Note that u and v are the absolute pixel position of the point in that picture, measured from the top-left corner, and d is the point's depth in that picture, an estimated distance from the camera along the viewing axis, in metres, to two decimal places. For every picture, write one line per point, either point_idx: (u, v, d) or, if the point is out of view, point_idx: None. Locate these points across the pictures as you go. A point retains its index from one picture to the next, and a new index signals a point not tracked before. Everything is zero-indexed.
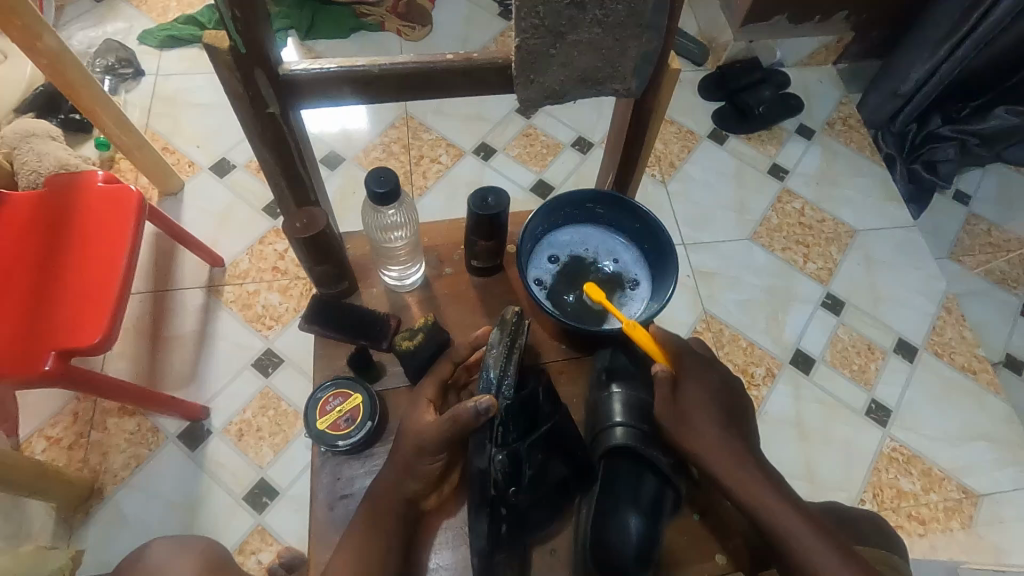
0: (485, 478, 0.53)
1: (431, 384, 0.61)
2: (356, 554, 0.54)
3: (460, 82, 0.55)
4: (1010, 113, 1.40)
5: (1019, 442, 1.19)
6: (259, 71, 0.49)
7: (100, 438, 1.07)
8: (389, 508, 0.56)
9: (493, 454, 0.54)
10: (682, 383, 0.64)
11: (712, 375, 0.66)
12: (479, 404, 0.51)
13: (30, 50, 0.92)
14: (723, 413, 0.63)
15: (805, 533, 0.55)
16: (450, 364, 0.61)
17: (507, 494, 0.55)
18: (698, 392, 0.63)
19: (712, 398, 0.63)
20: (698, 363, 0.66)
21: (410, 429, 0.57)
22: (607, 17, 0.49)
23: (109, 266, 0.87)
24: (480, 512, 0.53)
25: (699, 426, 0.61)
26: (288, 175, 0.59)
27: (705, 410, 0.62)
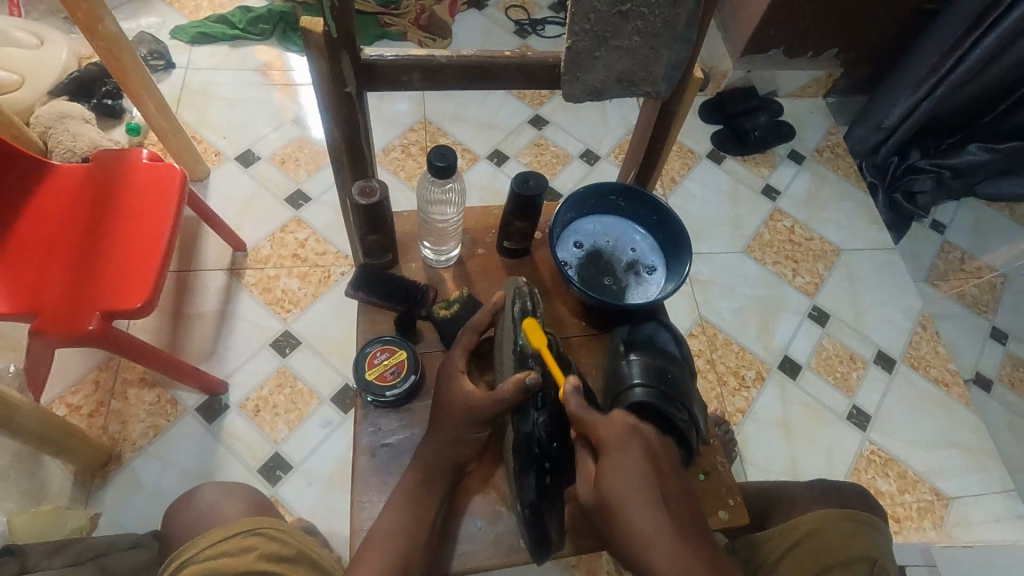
0: (531, 439, 0.64)
1: (461, 355, 0.67)
2: (405, 507, 0.62)
3: (514, 75, 0.64)
4: (982, 150, 1.54)
5: (986, 451, 1.28)
6: (344, 53, 0.57)
7: (120, 407, 1.11)
8: (439, 469, 0.63)
9: (535, 418, 0.65)
10: (602, 468, 0.59)
11: (634, 445, 0.60)
12: (528, 380, 0.60)
13: (91, 32, 1.00)
14: (650, 493, 0.58)
15: None
16: (476, 331, 0.69)
17: (549, 450, 0.66)
18: (618, 477, 0.58)
19: (636, 478, 0.58)
20: (618, 433, 0.61)
21: (457, 398, 0.64)
22: (645, 27, 0.59)
23: (153, 234, 0.93)
24: (528, 468, 0.63)
25: (625, 522, 0.57)
26: (351, 150, 0.67)
27: (630, 497, 0.57)
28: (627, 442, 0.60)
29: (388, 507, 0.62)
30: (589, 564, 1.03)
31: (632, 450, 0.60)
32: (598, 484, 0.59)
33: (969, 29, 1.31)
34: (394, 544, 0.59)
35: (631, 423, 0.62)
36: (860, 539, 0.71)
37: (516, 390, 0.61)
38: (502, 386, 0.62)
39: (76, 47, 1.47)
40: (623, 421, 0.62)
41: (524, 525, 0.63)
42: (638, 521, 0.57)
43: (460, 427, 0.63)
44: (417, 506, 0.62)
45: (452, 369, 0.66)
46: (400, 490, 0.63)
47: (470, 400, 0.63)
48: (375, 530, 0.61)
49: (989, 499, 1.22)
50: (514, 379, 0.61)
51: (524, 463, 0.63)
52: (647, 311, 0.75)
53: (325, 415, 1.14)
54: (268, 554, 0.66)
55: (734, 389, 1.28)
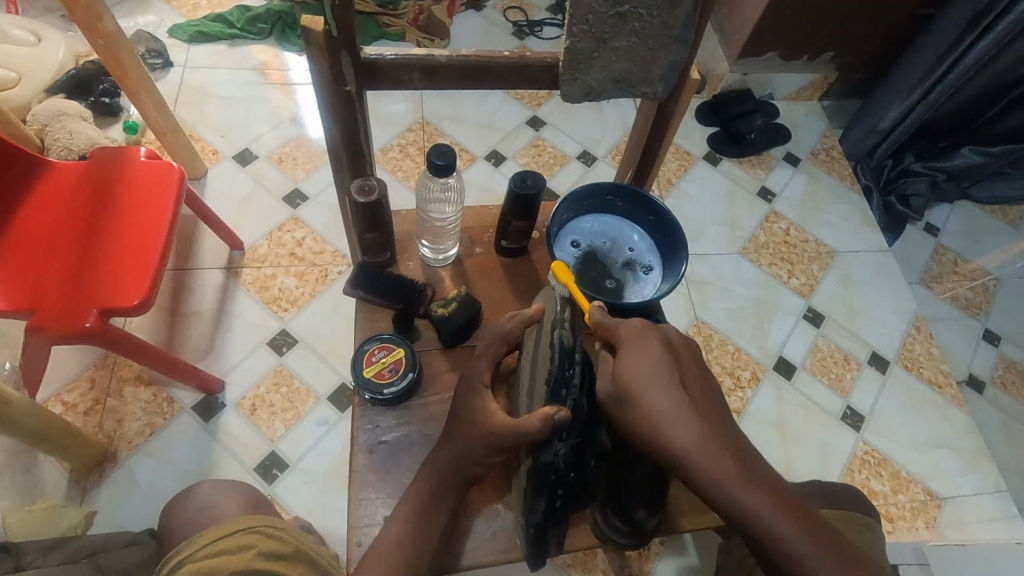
0: (549, 468, 0.62)
1: (487, 368, 0.66)
2: (413, 519, 0.62)
3: (513, 76, 0.65)
4: (975, 152, 1.55)
5: (979, 451, 1.29)
6: (344, 51, 0.57)
7: (115, 405, 1.11)
8: (449, 483, 0.63)
9: (558, 449, 0.62)
10: (621, 356, 0.62)
11: (651, 336, 0.63)
12: (557, 416, 0.58)
13: (90, 30, 1.01)
14: (669, 378, 0.60)
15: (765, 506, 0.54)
16: (505, 345, 0.67)
17: (567, 479, 0.63)
18: (637, 365, 0.60)
19: (654, 364, 0.60)
20: (635, 330, 0.63)
21: (478, 422, 0.62)
22: (643, 29, 0.60)
23: (151, 232, 0.93)
24: (539, 493, 0.63)
25: (646, 406, 0.58)
26: (351, 148, 0.67)
27: (650, 381, 0.60)
28: (644, 334, 0.63)
29: (395, 518, 0.62)
30: (585, 563, 1.03)
31: (650, 342, 0.62)
32: (617, 372, 0.61)
33: (963, 33, 1.33)
34: (402, 557, 0.60)
35: (648, 321, 0.65)
36: (857, 537, 0.72)
37: (543, 425, 0.59)
38: (529, 416, 0.60)
39: (74, 44, 1.47)
40: (639, 319, 0.64)
41: (526, 539, 0.65)
42: (658, 403, 0.58)
43: (477, 450, 0.61)
44: (425, 517, 0.62)
45: (475, 383, 0.65)
46: (407, 501, 0.63)
47: (494, 428, 0.61)
48: (382, 540, 0.61)
49: (982, 500, 1.23)
50: (543, 414, 0.59)
51: (537, 488, 0.63)
52: (645, 311, 0.76)
53: (321, 414, 1.14)
54: (266, 551, 0.66)
55: (729, 389, 1.29)
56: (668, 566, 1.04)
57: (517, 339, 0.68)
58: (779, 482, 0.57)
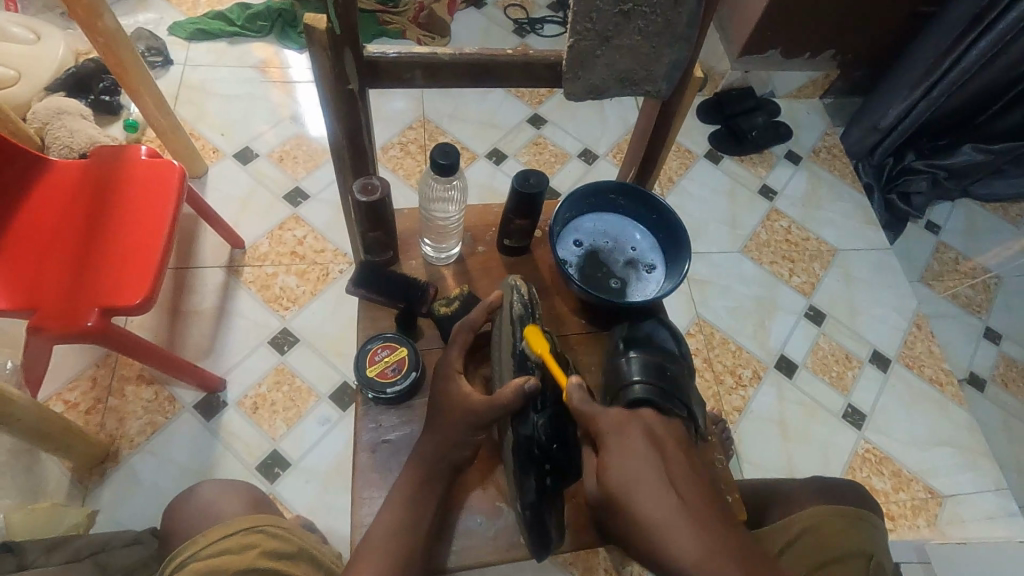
0: (530, 441, 0.64)
1: (459, 355, 0.68)
2: (405, 505, 0.62)
3: (517, 74, 0.65)
4: (976, 150, 1.55)
5: (979, 449, 1.29)
6: (347, 50, 0.57)
7: (117, 404, 1.10)
8: (437, 466, 0.63)
9: (536, 420, 0.65)
10: (605, 461, 0.61)
11: (633, 429, 0.62)
12: (527, 385, 0.61)
13: (90, 28, 1.00)
14: (657, 479, 0.58)
15: None
16: (473, 332, 0.69)
17: (550, 451, 0.65)
18: (622, 467, 0.59)
19: (640, 464, 0.59)
20: (616, 423, 0.62)
21: (455, 404, 0.64)
22: (647, 27, 0.59)
23: (152, 231, 0.93)
24: (528, 469, 0.64)
25: (637, 514, 0.57)
26: (353, 147, 0.67)
27: (637, 485, 0.58)
28: (626, 436, 0.61)
29: (386, 506, 0.62)
30: (586, 561, 1.03)
31: (633, 439, 0.61)
32: (602, 478, 0.60)
33: (966, 31, 1.32)
34: (395, 544, 0.59)
35: (630, 410, 0.64)
36: (859, 534, 0.73)
37: (515, 397, 0.62)
38: (501, 391, 0.62)
39: (74, 43, 1.47)
40: (621, 412, 0.63)
41: (525, 525, 0.64)
42: (649, 508, 0.57)
43: (459, 429, 0.63)
44: (422, 511, 0.62)
45: (449, 370, 0.67)
46: (397, 489, 0.63)
47: (471, 406, 0.63)
48: (376, 534, 0.60)
49: (982, 498, 1.24)
50: (512, 385, 0.62)
51: (523, 463, 0.64)
52: (648, 309, 0.75)
53: (323, 412, 1.14)
54: (269, 550, 0.66)
55: (731, 387, 1.29)
56: None
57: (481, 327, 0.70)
58: (783, 572, 0.55)
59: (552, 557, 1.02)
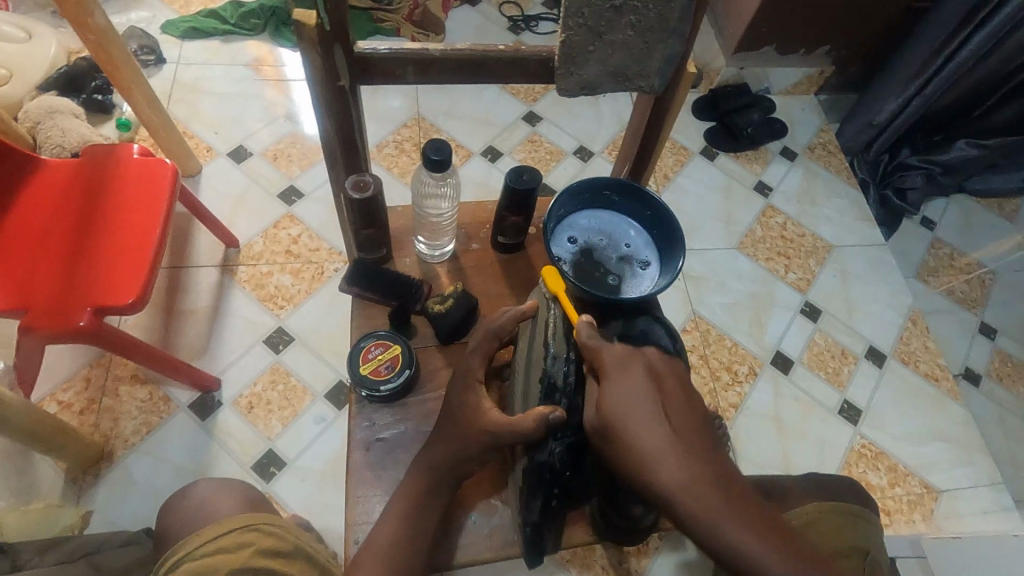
0: (544, 466, 0.63)
1: (481, 364, 0.67)
2: (408, 515, 0.62)
3: (509, 70, 0.65)
4: (969, 145, 1.55)
5: (974, 444, 1.30)
6: (337, 46, 0.57)
7: (111, 404, 1.10)
8: (441, 480, 0.63)
9: (553, 447, 0.63)
10: (603, 387, 0.61)
11: (635, 366, 0.63)
12: (551, 417, 0.59)
13: (81, 26, 1.00)
14: (653, 409, 0.59)
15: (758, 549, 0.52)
16: (496, 340, 0.69)
17: (561, 478, 0.64)
18: (622, 396, 0.60)
19: (638, 394, 0.60)
20: (619, 358, 0.63)
21: (472, 420, 0.63)
22: (639, 22, 0.59)
23: (145, 229, 0.92)
24: (535, 492, 0.64)
25: (631, 437, 0.58)
26: (345, 144, 0.67)
27: (634, 413, 0.59)
28: (628, 367, 0.62)
29: (388, 514, 0.62)
30: (584, 558, 1.03)
31: (635, 373, 0.62)
32: (600, 402, 0.60)
33: (959, 27, 1.33)
34: (397, 555, 0.60)
35: (633, 348, 0.65)
36: (853, 530, 0.73)
37: (536, 428, 0.60)
38: (523, 416, 0.61)
39: (65, 41, 1.45)
40: (624, 347, 0.64)
41: (523, 538, 0.65)
42: (641, 434, 0.58)
43: (471, 448, 0.62)
44: (417, 510, 0.62)
45: (470, 379, 0.66)
46: (400, 497, 0.62)
47: (488, 425, 0.61)
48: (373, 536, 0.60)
49: (977, 493, 1.24)
50: (536, 414, 0.60)
51: (532, 487, 0.64)
52: (644, 305, 0.75)
53: (318, 411, 1.14)
54: (263, 549, 0.66)
55: (727, 383, 1.29)
56: (665, 563, 1.04)
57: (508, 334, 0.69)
58: (765, 509, 0.56)
59: (549, 555, 1.02)
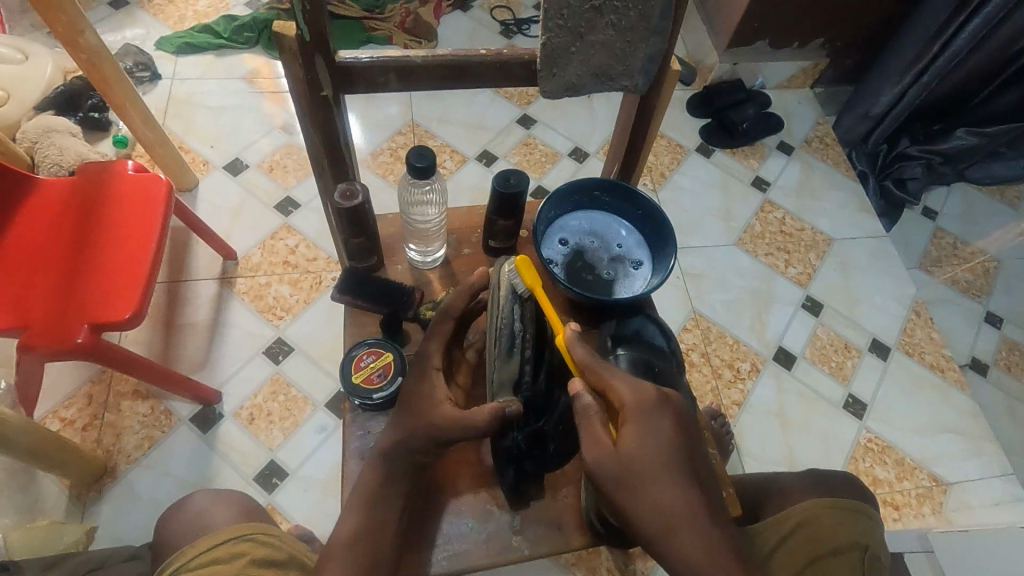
0: (509, 451, 0.68)
1: (438, 348, 0.68)
2: (374, 516, 0.61)
3: (492, 74, 0.65)
4: (969, 134, 1.54)
5: (982, 435, 1.28)
6: (318, 56, 0.57)
7: (113, 419, 1.10)
8: (395, 468, 0.63)
9: (513, 436, 0.68)
10: (625, 430, 0.59)
11: (663, 415, 0.60)
12: (507, 411, 0.63)
13: (72, 45, 1.01)
14: (677, 468, 0.58)
15: (667, 484, 0.57)
16: (450, 321, 0.69)
17: (530, 461, 0.69)
18: (645, 445, 0.58)
19: (664, 453, 0.58)
20: (644, 403, 0.60)
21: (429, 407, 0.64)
22: (620, 21, 0.59)
23: (140, 244, 0.93)
24: (508, 474, 0.68)
25: (653, 496, 0.57)
26: (332, 153, 0.68)
27: (655, 466, 0.57)
28: (656, 417, 0.59)
29: (350, 506, 0.61)
30: (589, 561, 1.02)
31: (649, 389, 0.61)
32: (616, 393, 0.60)
33: (953, 14, 1.31)
34: (357, 549, 0.59)
35: (659, 391, 0.61)
36: (855, 526, 0.72)
37: (491, 419, 0.62)
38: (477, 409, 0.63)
39: (61, 61, 1.47)
40: (653, 392, 0.60)
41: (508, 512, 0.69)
42: (665, 498, 0.57)
43: (424, 432, 0.63)
44: (381, 511, 0.61)
45: (426, 367, 0.67)
46: (359, 492, 0.62)
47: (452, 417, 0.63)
48: (338, 533, 0.60)
49: (987, 484, 1.23)
50: (490, 408, 0.63)
51: (503, 469, 0.69)
52: (636, 305, 0.75)
53: (319, 420, 1.14)
54: (258, 559, 0.66)
55: (729, 381, 1.28)
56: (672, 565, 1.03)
57: (458, 313, 0.70)
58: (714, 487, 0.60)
59: (554, 558, 1.02)
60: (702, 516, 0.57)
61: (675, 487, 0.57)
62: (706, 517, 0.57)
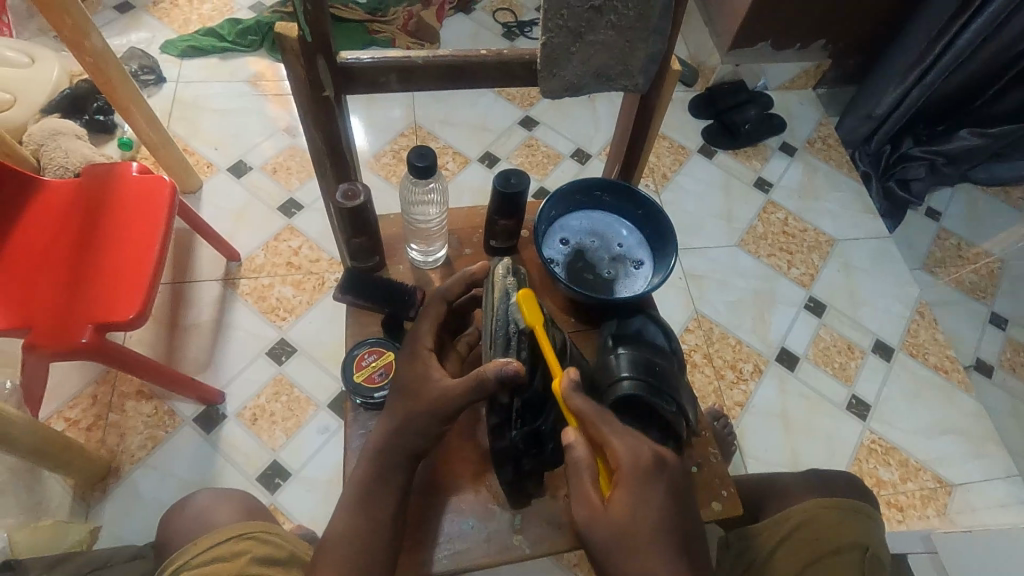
0: (507, 450, 0.67)
1: (430, 329, 0.69)
2: (367, 512, 0.61)
3: (492, 75, 0.65)
4: (973, 134, 1.54)
5: (987, 436, 1.27)
6: (319, 57, 0.58)
7: (117, 420, 1.11)
8: (392, 461, 0.63)
9: (512, 434, 0.67)
10: (616, 493, 0.57)
11: (657, 481, 0.58)
12: (506, 369, 0.60)
13: (77, 48, 1.02)
14: (666, 541, 0.56)
15: (655, 558, 0.56)
16: (445, 303, 0.71)
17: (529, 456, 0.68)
18: (636, 512, 0.57)
19: (654, 523, 0.57)
20: (639, 466, 0.58)
21: (422, 394, 0.64)
22: (619, 21, 0.59)
23: (144, 245, 0.93)
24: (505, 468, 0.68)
25: (640, 569, 0.56)
26: (333, 152, 0.68)
27: (643, 537, 0.56)
28: (648, 483, 0.58)
29: (344, 503, 0.62)
30: (591, 562, 1.02)
31: (646, 449, 0.59)
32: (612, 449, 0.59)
33: (955, 15, 1.31)
34: (352, 544, 0.59)
35: (655, 453, 0.60)
36: (855, 528, 0.71)
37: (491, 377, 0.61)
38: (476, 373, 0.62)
39: (67, 64, 1.48)
40: (649, 454, 0.59)
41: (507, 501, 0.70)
42: (653, 572, 0.55)
43: (419, 421, 0.63)
44: (374, 506, 0.61)
45: (418, 349, 0.68)
46: (355, 486, 0.62)
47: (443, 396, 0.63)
48: (334, 530, 0.60)
49: (993, 486, 1.22)
50: (490, 368, 0.61)
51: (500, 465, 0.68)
52: (636, 305, 0.75)
53: (321, 421, 1.14)
54: (260, 556, 0.66)
55: (732, 382, 1.28)
56: None
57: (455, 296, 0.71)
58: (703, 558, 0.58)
59: (556, 558, 1.02)
60: None
61: (663, 560, 0.56)
62: None
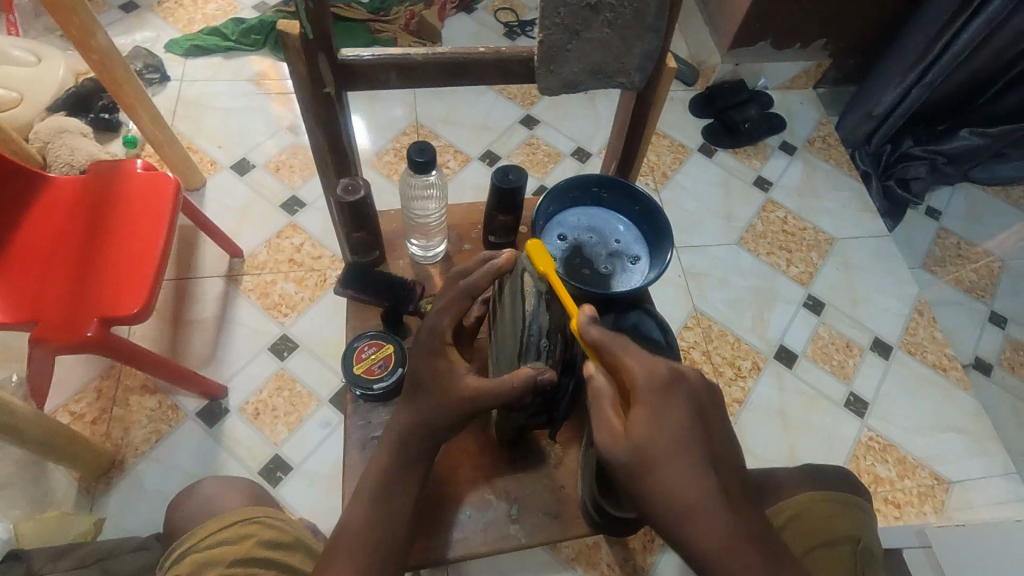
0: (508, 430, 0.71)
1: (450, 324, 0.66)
2: (380, 508, 0.61)
3: (491, 72, 0.66)
4: (974, 134, 1.54)
5: (985, 434, 1.28)
6: (321, 54, 0.59)
7: (122, 413, 1.13)
8: (407, 461, 0.63)
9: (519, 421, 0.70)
10: (635, 413, 0.56)
11: (677, 395, 0.57)
12: (541, 377, 0.62)
13: (83, 46, 1.03)
14: (693, 451, 0.54)
15: (681, 465, 0.54)
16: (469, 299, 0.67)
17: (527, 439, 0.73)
18: (655, 430, 0.55)
19: (680, 434, 0.55)
20: (656, 382, 0.57)
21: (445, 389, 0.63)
22: (615, 19, 0.60)
23: (148, 240, 0.95)
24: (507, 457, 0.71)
25: (667, 481, 0.53)
26: (335, 148, 0.69)
27: (668, 448, 0.54)
28: (666, 397, 0.56)
29: (357, 498, 0.62)
30: (590, 556, 1.03)
31: (664, 368, 0.58)
32: (628, 370, 0.58)
33: (955, 14, 1.32)
34: (365, 540, 0.60)
35: (672, 369, 0.59)
36: (849, 519, 0.73)
37: (525, 386, 0.62)
38: (513, 375, 0.62)
39: (73, 63, 1.50)
40: (664, 369, 0.58)
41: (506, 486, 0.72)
42: (683, 485, 0.53)
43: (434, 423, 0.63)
44: (387, 502, 0.62)
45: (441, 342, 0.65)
46: (369, 484, 0.62)
47: (467, 393, 0.62)
48: (348, 525, 0.61)
49: (991, 483, 1.22)
50: (526, 375, 0.62)
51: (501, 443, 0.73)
52: (633, 300, 0.76)
53: (323, 416, 1.15)
54: (265, 540, 0.67)
55: (730, 379, 1.28)
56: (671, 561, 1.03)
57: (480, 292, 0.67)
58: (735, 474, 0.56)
59: (555, 552, 1.03)
60: (722, 504, 0.53)
61: (688, 470, 0.54)
62: (724, 504, 0.53)
